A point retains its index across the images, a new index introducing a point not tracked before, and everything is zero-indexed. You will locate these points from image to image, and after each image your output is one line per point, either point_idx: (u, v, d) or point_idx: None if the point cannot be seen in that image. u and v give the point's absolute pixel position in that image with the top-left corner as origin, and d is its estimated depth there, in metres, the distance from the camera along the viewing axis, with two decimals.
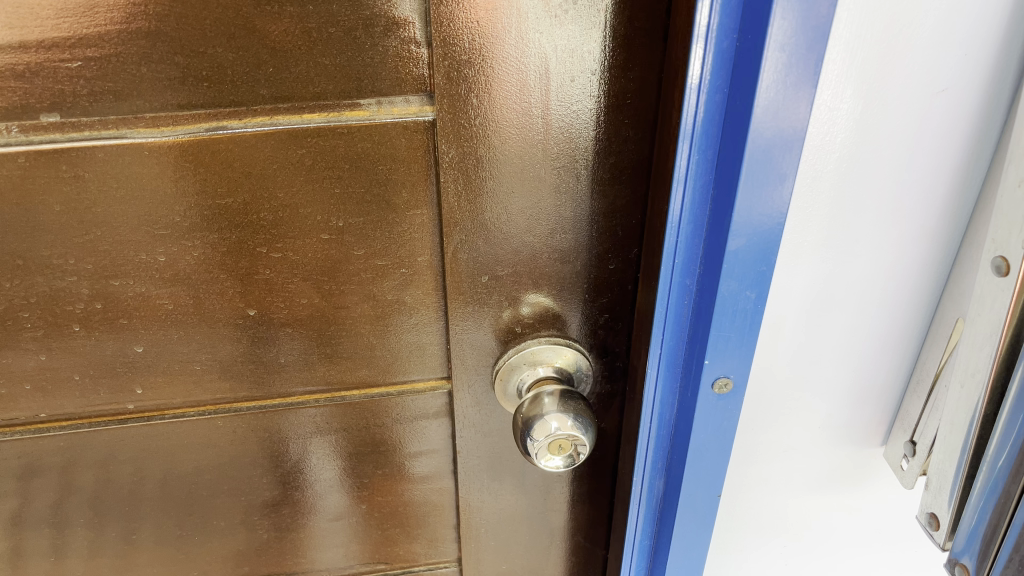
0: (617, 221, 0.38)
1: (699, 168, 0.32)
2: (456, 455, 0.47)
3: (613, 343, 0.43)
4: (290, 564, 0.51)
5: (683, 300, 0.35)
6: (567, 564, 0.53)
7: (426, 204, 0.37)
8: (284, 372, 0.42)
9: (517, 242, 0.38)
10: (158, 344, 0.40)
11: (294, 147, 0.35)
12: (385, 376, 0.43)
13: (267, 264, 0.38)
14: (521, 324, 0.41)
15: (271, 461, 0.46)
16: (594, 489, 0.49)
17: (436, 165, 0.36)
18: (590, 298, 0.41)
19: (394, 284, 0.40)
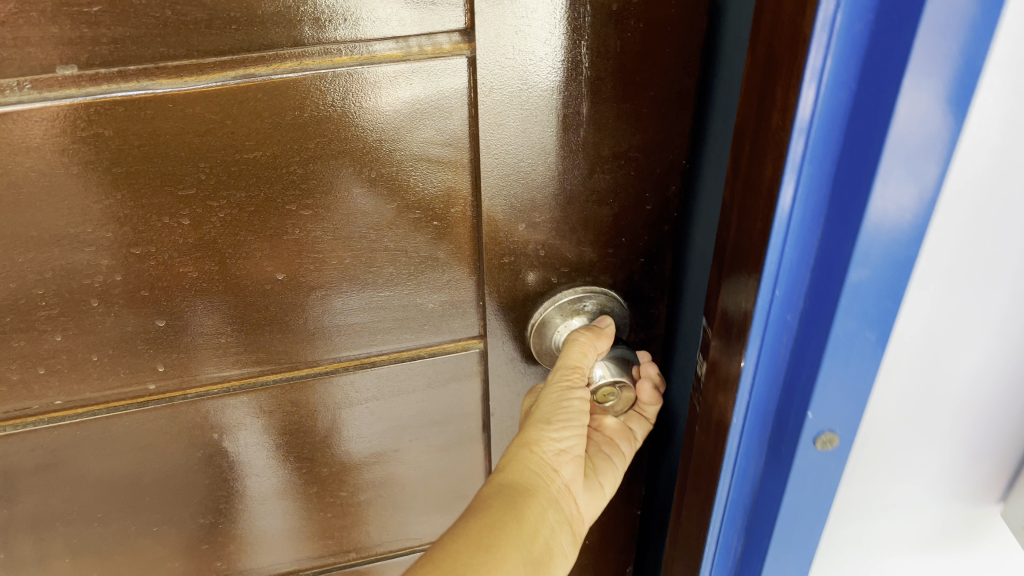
0: (656, 158, 0.37)
1: (810, 190, 0.28)
2: (489, 416, 0.46)
3: (648, 288, 0.42)
4: (319, 547, 0.50)
5: (780, 335, 0.32)
6: (594, 521, 0.53)
7: (462, 149, 0.36)
8: (314, 340, 0.40)
9: (557, 185, 0.37)
10: (183, 317, 0.38)
11: (325, 93, 0.33)
12: (418, 338, 0.42)
13: (297, 222, 0.36)
14: (557, 275, 0.40)
15: (298, 437, 0.44)
16: None
17: (473, 106, 0.35)
18: (628, 241, 0.40)
19: (428, 239, 0.38)
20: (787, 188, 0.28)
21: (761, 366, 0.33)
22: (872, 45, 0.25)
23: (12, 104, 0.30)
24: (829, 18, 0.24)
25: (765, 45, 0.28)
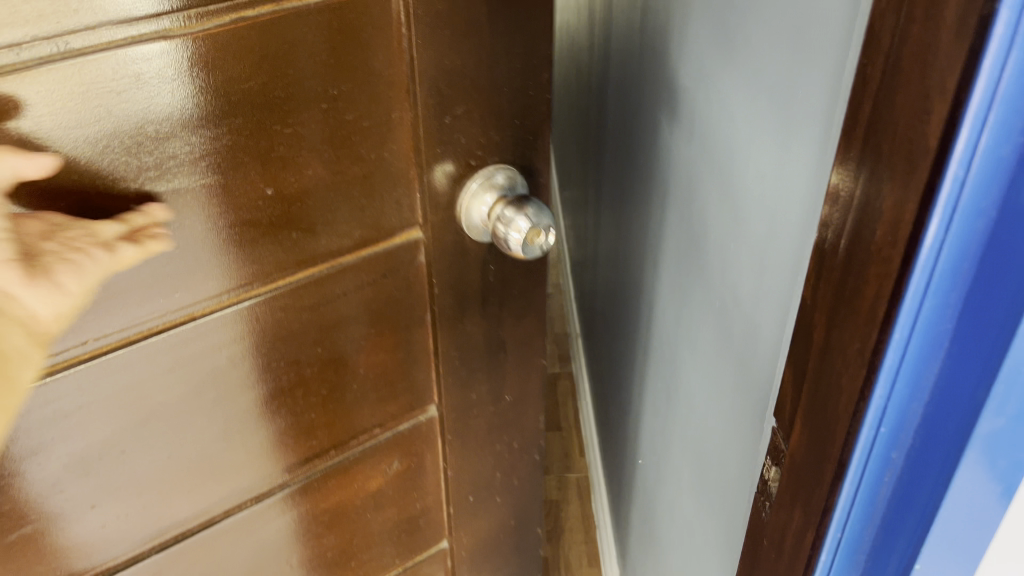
0: (535, 51, 0.51)
1: (948, 263, 0.30)
2: (432, 294, 0.57)
3: (536, 161, 0.55)
4: (303, 448, 0.58)
5: (908, 402, 0.35)
6: (514, 377, 0.66)
7: (400, 61, 0.47)
8: (296, 248, 0.49)
9: (470, 80, 0.49)
10: (192, 245, 0.45)
11: (301, 26, 0.42)
12: (374, 233, 0.52)
13: (282, 140, 0.45)
14: (474, 159, 0.52)
15: (284, 346, 0.52)
16: (530, 299, 0.62)
17: (407, 22, 0.45)
18: (519, 122, 0.53)
19: (377, 142, 0.48)
20: (911, 287, 0.31)
21: (876, 447, 0.36)
22: None
23: (55, 60, 0.36)
24: (976, 133, 0.27)
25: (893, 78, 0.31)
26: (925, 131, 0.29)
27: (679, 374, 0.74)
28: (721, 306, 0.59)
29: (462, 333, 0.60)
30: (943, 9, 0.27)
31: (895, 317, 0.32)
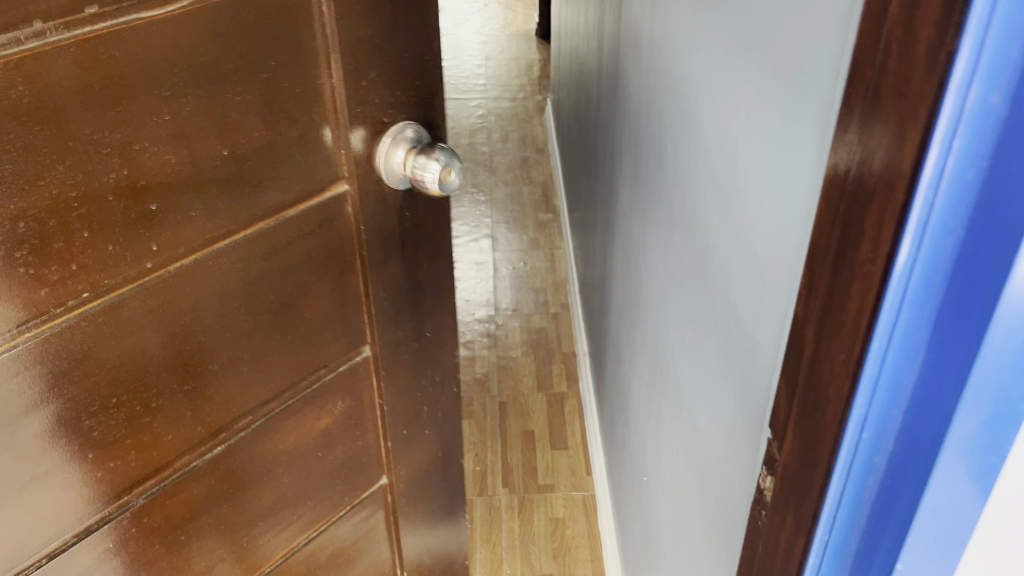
0: None
1: (935, 246, 0.50)
2: (238, 250, 0.84)
3: None
4: (159, 364, 0.82)
5: (915, 337, 0.53)
6: (313, 307, 0.95)
7: (182, 80, 0.72)
8: (109, 174, 0.70)
9: None
10: (165, 197, 0.75)
11: (87, 26, 0.64)
12: (173, 179, 0.75)
13: (87, 98, 0.66)
14: None
15: (123, 262, 0.75)
16: (310, 222, 0.89)
17: None
18: None
19: (163, 111, 0.72)
20: (902, 251, 0.50)
21: (882, 379, 0.56)
22: (988, 185, 0.47)
23: None
24: (945, 156, 0.47)
25: (901, 85, 0.48)
26: (903, 144, 0.49)
27: (736, 281, 0.96)
28: (786, 217, 0.78)
29: (271, 279, 0.88)
30: (917, 36, 0.47)
31: (892, 269, 0.51)
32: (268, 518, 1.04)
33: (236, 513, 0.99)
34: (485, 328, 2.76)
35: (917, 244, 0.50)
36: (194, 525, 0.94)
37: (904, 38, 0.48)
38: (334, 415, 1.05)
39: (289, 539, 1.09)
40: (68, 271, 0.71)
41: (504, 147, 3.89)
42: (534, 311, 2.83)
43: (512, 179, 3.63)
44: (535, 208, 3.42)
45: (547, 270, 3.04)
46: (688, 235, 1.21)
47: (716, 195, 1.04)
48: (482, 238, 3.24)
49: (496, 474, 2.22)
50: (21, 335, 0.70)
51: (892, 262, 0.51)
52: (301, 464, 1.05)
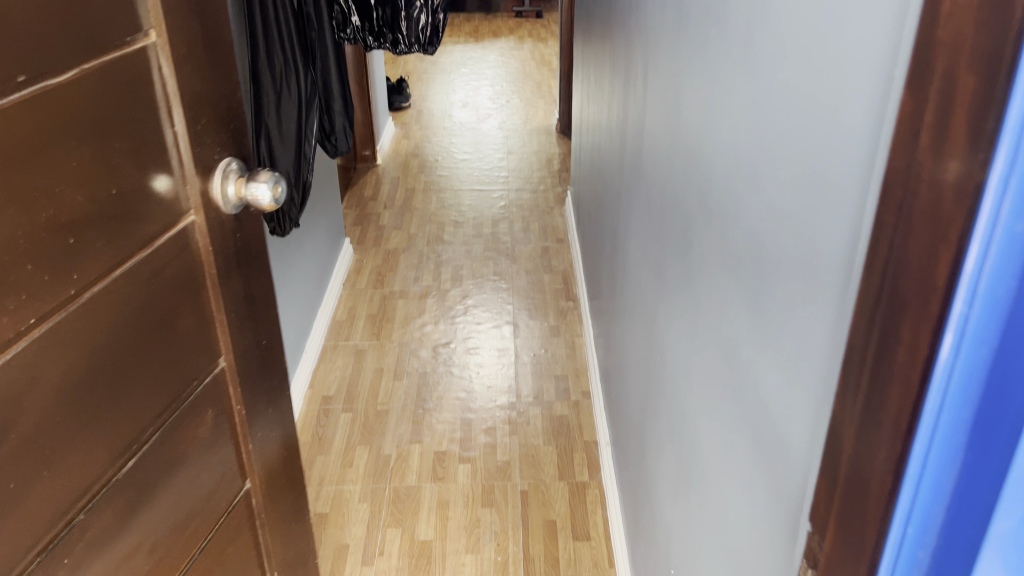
0: None
1: (976, 338, 0.45)
2: (134, 269, 0.91)
3: None
4: (90, 378, 0.86)
5: (957, 433, 0.48)
6: (189, 321, 1.03)
7: (91, 134, 0.82)
8: (56, 221, 0.79)
9: None
10: (79, 232, 0.82)
11: (42, 96, 0.75)
12: (92, 215, 0.84)
13: (41, 157, 0.76)
14: None
15: (66, 283, 0.81)
16: (180, 247, 0.99)
17: None
18: None
19: (82, 164, 0.81)
20: (945, 343, 0.46)
21: (924, 481, 0.50)
22: None
23: None
24: (982, 251, 0.42)
25: (919, 168, 0.46)
26: (944, 232, 0.44)
27: (767, 355, 0.96)
28: (821, 311, 0.77)
29: (155, 295, 0.96)
30: (951, 122, 0.43)
31: (933, 363, 0.47)
32: (172, 531, 1.04)
33: (156, 525, 1.00)
34: (507, 414, 2.75)
35: (956, 334, 0.45)
36: (121, 539, 0.94)
37: (938, 122, 0.44)
38: (207, 424, 1.09)
39: (190, 545, 1.09)
40: (21, 300, 0.75)
41: (525, 237, 3.97)
42: (556, 398, 2.82)
43: (533, 268, 3.69)
44: (556, 295, 3.45)
45: (567, 356, 3.05)
46: (718, 327, 1.20)
47: (747, 287, 1.04)
48: (504, 324, 3.26)
49: (517, 563, 2.17)
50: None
51: (934, 357, 0.47)
52: (194, 472, 1.07)
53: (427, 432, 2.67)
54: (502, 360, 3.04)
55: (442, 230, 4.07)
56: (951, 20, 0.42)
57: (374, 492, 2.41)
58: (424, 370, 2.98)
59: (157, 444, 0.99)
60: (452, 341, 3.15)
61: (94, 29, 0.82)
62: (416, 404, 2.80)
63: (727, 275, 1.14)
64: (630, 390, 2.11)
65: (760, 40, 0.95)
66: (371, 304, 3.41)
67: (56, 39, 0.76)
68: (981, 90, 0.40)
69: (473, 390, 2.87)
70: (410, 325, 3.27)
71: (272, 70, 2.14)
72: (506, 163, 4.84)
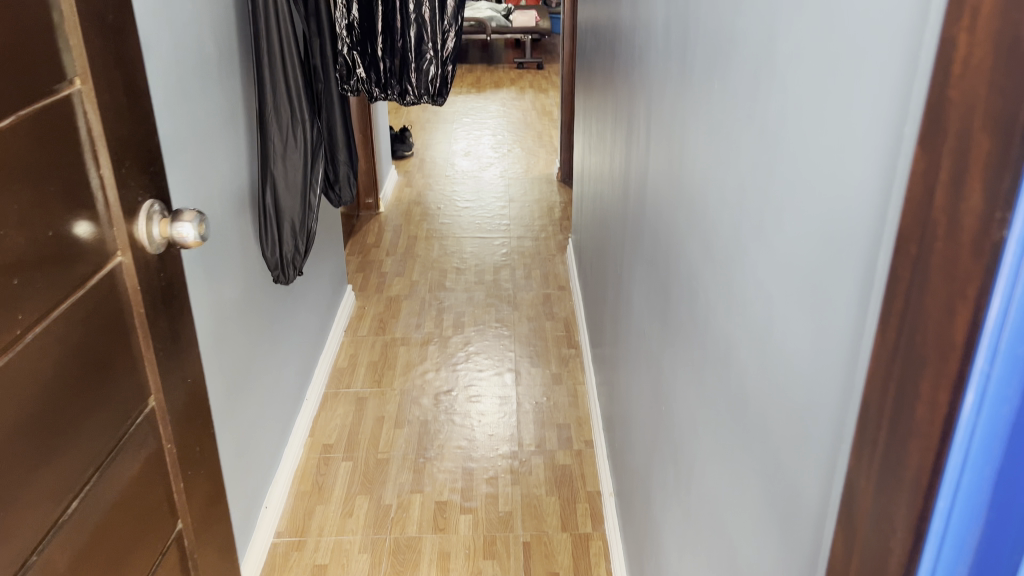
0: None
1: (997, 395, 0.45)
2: (71, 310, 0.90)
3: None
4: (36, 418, 0.85)
5: (981, 490, 0.48)
6: (121, 362, 1.01)
7: (28, 177, 0.82)
8: (0, 263, 0.78)
9: None
10: (22, 272, 0.81)
11: None
12: (32, 257, 0.83)
13: None
14: None
15: (12, 323, 0.80)
16: (110, 287, 0.98)
17: None
18: None
19: (21, 206, 0.81)
20: (967, 401, 0.46)
21: (948, 539, 0.50)
22: None
23: None
24: (1002, 310, 0.43)
25: (935, 226, 0.46)
26: (961, 289, 0.44)
27: (775, 406, 0.96)
28: (831, 364, 0.77)
29: (90, 334, 0.94)
30: (966, 182, 0.43)
31: (955, 421, 0.47)
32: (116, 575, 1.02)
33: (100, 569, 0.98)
34: (510, 463, 2.72)
35: (978, 391, 0.45)
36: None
37: (953, 182, 0.44)
38: (141, 464, 1.07)
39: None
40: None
41: (527, 284, 3.98)
42: (558, 447, 2.79)
43: (535, 315, 3.69)
44: (558, 342, 3.45)
45: (569, 404, 3.03)
46: (725, 377, 1.20)
47: (755, 338, 1.04)
48: (505, 371, 3.25)
49: None
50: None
51: (955, 414, 0.47)
52: (130, 512, 1.05)
53: (428, 482, 2.63)
54: (504, 408, 3.02)
55: (444, 277, 4.08)
56: (964, 80, 0.43)
57: (374, 544, 2.37)
58: (425, 419, 2.95)
59: (97, 485, 0.97)
60: (453, 388, 3.13)
61: (28, 76, 0.81)
62: (417, 453, 2.77)
63: (735, 325, 1.14)
64: (634, 440, 2.09)
65: (765, 93, 0.97)
66: (372, 350, 3.40)
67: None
68: (997, 151, 0.41)
69: (474, 439, 2.85)
70: (412, 372, 3.25)
71: (279, 120, 2.18)
72: (508, 211, 4.87)
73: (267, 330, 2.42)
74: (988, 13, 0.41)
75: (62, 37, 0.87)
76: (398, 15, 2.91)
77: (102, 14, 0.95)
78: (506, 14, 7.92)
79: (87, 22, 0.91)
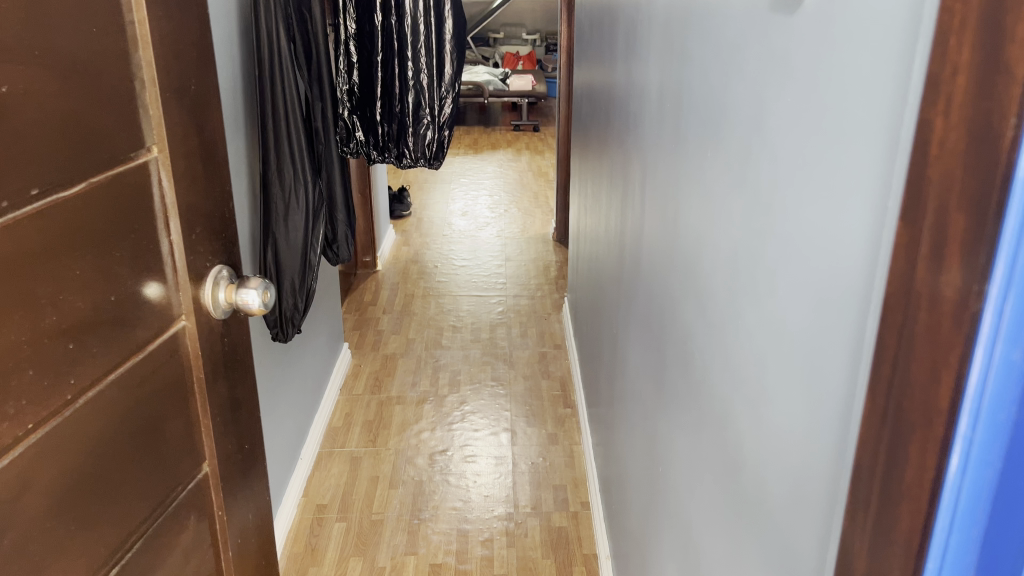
0: None
1: (980, 461, 0.47)
2: (127, 373, 0.91)
3: None
4: (80, 485, 0.84)
5: (969, 552, 0.49)
6: (176, 426, 1.01)
7: (97, 243, 0.84)
8: (58, 326, 0.80)
9: None
10: (79, 337, 0.83)
11: (56, 207, 0.78)
12: (92, 320, 0.84)
13: (48, 265, 0.78)
14: None
15: (62, 388, 0.81)
16: (171, 350, 0.98)
17: None
18: None
19: (86, 270, 0.83)
20: (952, 465, 0.48)
21: None
22: None
23: None
24: (982, 378, 0.45)
25: (915, 297, 0.49)
26: (943, 359, 0.47)
27: (772, 464, 0.96)
28: (825, 428, 0.79)
29: (145, 400, 0.94)
30: (946, 257, 0.46)
31: (941, 483, 0.48)
32: None
33: None
34: (505, 525, 2.69)
35: (964, 456, 0.47)
36: None
37: (933, 256, 0.47)
38: (190, 531, 1.05)
39: None
40: (20, 405, 0.75)
41: (523, 342, 3.99)
42: (554, 508, 2.77)
43: (530, 373, 3.70)
44: (554, 402, 3.44)
45: (565, 465, 3.01)
46: (721, 441, 1.21)
47: (750, 400, 1.05)
48: (501, 431, 3.24)
49: None
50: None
51: (941, 477, 0.48)
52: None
53: (422, 543, 2.60)
54: (499, 468, 3.00)
55: (440, 335, 4.09)
56: (940, 160, 0.46)
57: None
58: (420, 479, 2.93)
59: (141, 553, 0.95)
60: (448, 448, 3.11)
61: (105, 143, 0.84)
62: (411, 514, 2.74)
63: (730, 387, 1.15)
64: (631, 502, 2.08)
65: (758, 160, 1.00)
66: (368, 410, 3.39)
67: (76, 155, 0.79)
68: (972, 228, 0.44)
69: (470, 500, 2.82)
70: (407, 432, 3.23)
71: (281, 181, 2.23)
72: (505, 270, 4.92)
73: (265, 388, 2.42)
74: (961, 98, 0.44)
75: (141, 105, 0.89)
76: (397, 82, 2.99)
77: (184, 83, 0.96)
78: (502, 78, 8.14)
79: (167, 91, 0.93)
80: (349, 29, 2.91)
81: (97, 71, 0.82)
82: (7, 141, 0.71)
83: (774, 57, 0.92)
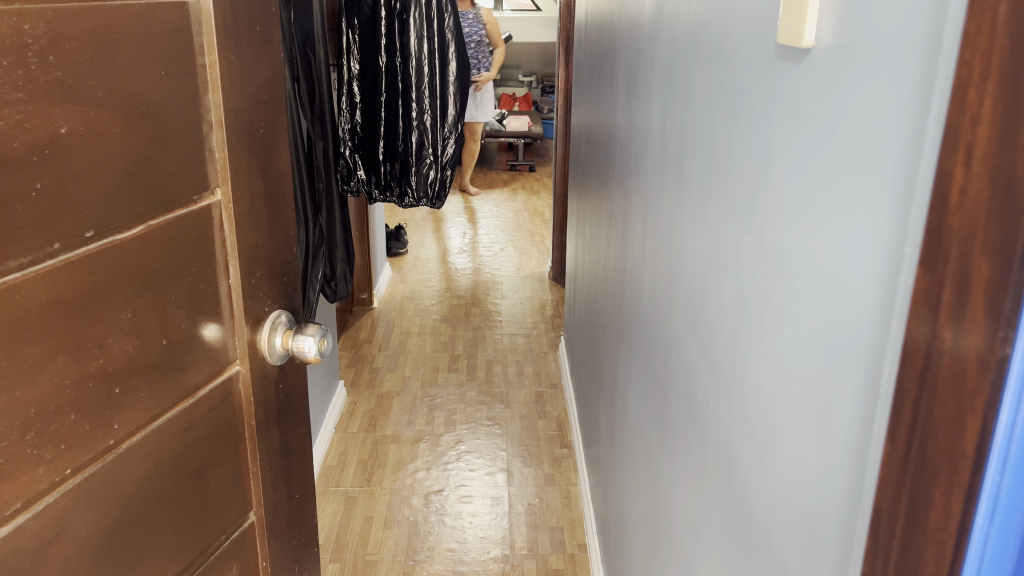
0: None
1: (1006, 506, 0.48)
2: (174, 419, 0.90)
3: None
4: (113, 532, 0.84)
5: None
6: (225, 473, 1.00)
7: (152, 286, 0.84)
8: (105, 368, 0.80)
9: None
10: (127, 380, 0.83)
11: (110, 250, 0.78)
12: (141, 362, 0.84)
13: (99, 306, 0.78)
14: None
15: (105, 433, 0.81)
16: (223, 394, 0.97)
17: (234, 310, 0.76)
18: None
19: (139, 313, 0.83)
20: (979, 510, 0.48)
21: None
22: None
23: (28, 266, 0.70)
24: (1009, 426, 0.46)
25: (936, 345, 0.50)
26: (966, 407, 0.47)
27: (782, 507, 0.96)
28: (838, 459, 0.78)
29: (193, 446, 0.94)
30: (967, 307, 0.47)
31: (964, 528, 0.49)
32: None
33: None
34: (501, 567, 2.65)
35: (995, 500, 0.48)
36: None
37: (955, 303, 0.48)
38: None
39: None
40: (59, 451, 0.76)
41: (519, 382, 3.98)
42: (551, 550, 2.73)
43: (527, 412, 3.68)
44: (551, 442, 3.41)
45: (562, 507, 2.97)
46: (729, 481, 1.19)
47: (759, 442, 1.05)
48: (497, 471, 3.21)
49: None
50: (20, 510, 0.73)
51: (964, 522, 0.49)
52: None
53: None
54: (495, 509, 2.97)
55: (437, 373, 4.07)
56: (961, 209, 0.47)
57: None
58: (415, 519, 2.89)
59: None
60: (444, 488, 3.08)
61: (166, 185, 0.84)
62: (406, 555, 2.70)
63: (738, 428, 1.14)
64: (632, 548, 2.05)
65: (765, 198, 1.01)
66: (363, 449, 3.35)
67: (136, 197, 0.80)
68: (995, 276, 0.45)
69: (466, 541, 2.78)
70: (402, 471, 3.20)
71: None
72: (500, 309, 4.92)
73: None
74: (982, 148, 0.46)
75: (208, 148, 0.89)
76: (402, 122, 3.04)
77: (254, 126, 0.96)
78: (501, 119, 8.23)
79: (235, 133, 0.92)
80: (352, 70, 3.00)
81: (163, 116, 0.82)
82: (63, 181, 0.72)
83: (781, 101, 0.94)
